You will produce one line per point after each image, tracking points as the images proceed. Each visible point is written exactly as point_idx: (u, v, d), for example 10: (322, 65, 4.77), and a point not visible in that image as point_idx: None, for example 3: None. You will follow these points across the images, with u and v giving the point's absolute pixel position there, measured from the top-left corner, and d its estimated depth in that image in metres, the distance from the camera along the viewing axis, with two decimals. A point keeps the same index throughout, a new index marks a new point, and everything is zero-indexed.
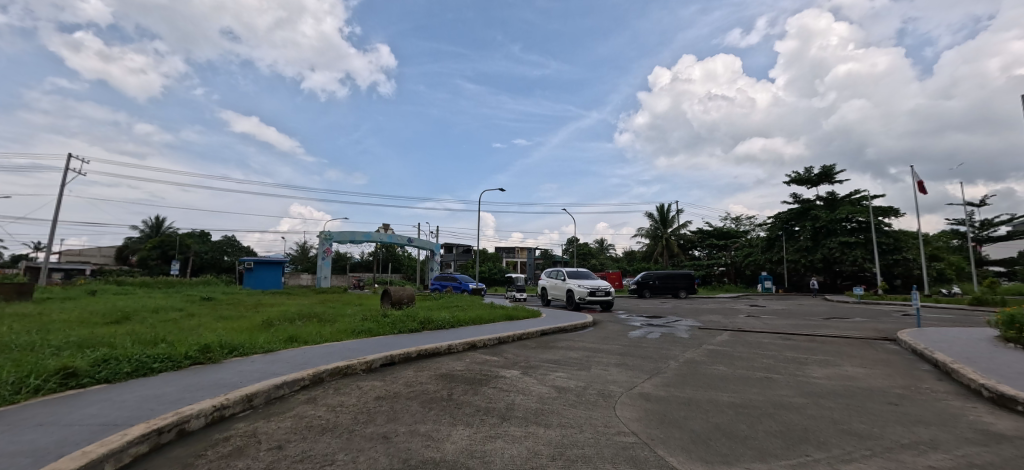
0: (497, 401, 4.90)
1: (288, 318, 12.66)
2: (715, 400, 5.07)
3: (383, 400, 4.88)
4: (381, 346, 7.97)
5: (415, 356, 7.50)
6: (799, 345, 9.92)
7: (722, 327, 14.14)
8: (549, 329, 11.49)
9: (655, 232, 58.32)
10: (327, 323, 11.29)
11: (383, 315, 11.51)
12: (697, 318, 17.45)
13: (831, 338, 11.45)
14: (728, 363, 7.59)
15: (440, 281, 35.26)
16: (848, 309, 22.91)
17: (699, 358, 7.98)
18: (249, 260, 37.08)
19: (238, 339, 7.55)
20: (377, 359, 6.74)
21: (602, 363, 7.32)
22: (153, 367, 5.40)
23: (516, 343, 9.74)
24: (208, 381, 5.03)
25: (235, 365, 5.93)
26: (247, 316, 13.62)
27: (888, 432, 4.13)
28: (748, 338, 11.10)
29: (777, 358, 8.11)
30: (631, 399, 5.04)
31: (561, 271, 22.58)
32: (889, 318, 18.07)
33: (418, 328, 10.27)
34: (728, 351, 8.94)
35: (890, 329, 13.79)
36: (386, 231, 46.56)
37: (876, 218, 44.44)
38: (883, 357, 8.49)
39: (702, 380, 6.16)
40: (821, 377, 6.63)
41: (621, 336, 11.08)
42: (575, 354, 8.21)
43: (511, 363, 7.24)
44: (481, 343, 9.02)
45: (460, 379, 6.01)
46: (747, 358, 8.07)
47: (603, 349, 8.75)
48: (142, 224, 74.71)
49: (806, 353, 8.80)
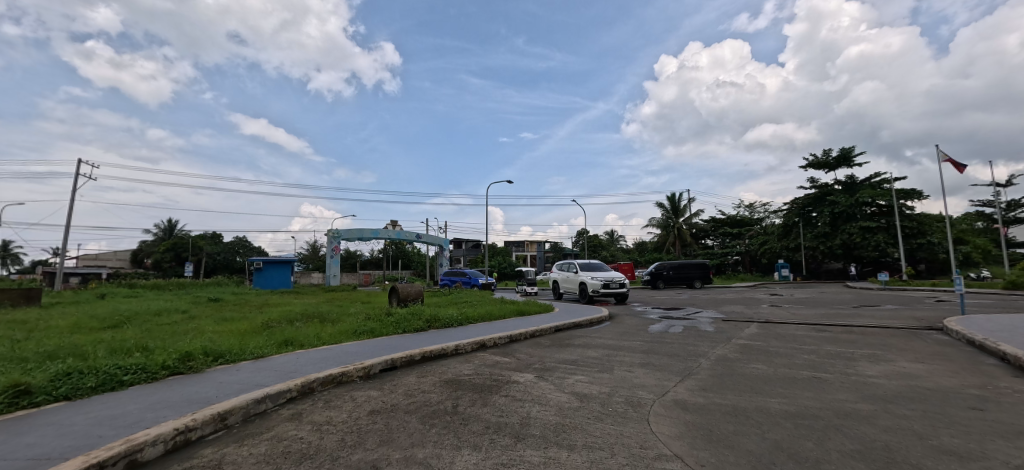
0: (510, 414, 4.20)
1: (290, 319, 12.11)
2: (765, 409, 4.34)
3: (377, 416, 4.22)
4: (382, 348, 7.33)
5: (419, 359, 6.87)
6: (838, 338, 9.08)
7: (747, 318, 13.31)
8: (563, 325, 10.82)
9: (666, 222, 57.15)
10: (329, 323, 10.70)
11: (388, 314, 10.88)
12: (718, 309, 16.60)
13: (870, 329, 10.55)
14: (766, 360, 6.81)
15: (450, 276, 34.75)
16: (876, 297, 21.86)
17: (733, 355, 7.23)
18: (258, 260, 36.92)
19: (225, 345, 6.95)
20: (376, 364, 6.10)
21: (624, 363, 6.59)
22: (123, 379, 4.83)
23: (528, 341, 9.05)
24: (179, 397, 4.41)
25: (218, 375, 5.33)
26: (247, 318, 13.11)
27: (990, 450, 3.35)
28: (779, 330, 10.32)
29: (819, 354, 7.29)
30: (666, 409, 4.32)
31: (574, 263, 21.83)
32: (923, 306, 17.08)
33: (424, 327, 9.64)
34: (762, 347, 8.12)
35: (930, 317, 12.90)
36: (395, 228, 46.15)
37: (898, 202, 42.82)
38: (936, 349, 7.67)
39: (741, 382, 5.40)
40: (878, 376, 5.85)
41: (641, 331, 10.30)
42: (595, 353, 7.48)
43: (525, 365, 6.55)
44: (491, 342, 8.37)
45: (467, 386, 5.34)
46: (786, 354, 7.28)
47: (624, 347, 8.00)
48: (156, 227, 75.72)
49: (849, 347, 7.99)
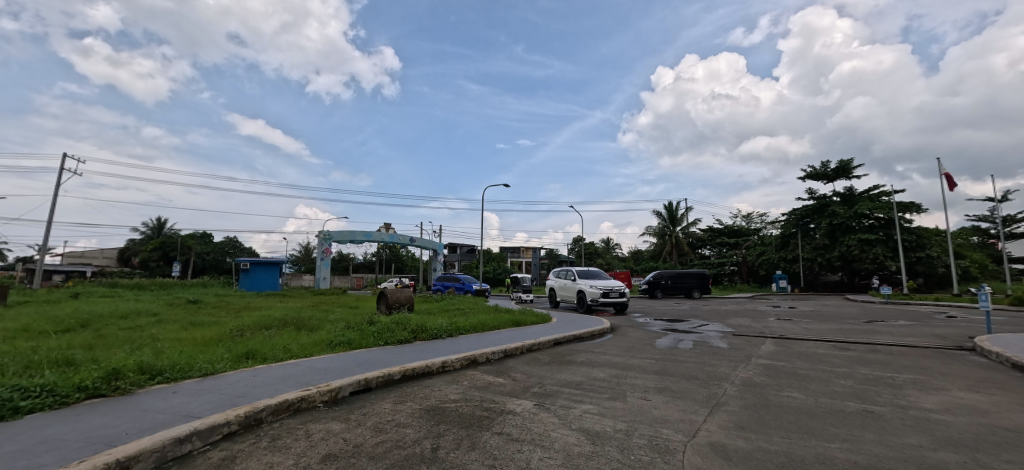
0: (504, 465, 3.24)
1: (264, 326, 11.10)
2: (828, 460, 3.41)
3: (331, 464, 3.23)
4: (357, 364, 6.35)
5: (398, 379, 5.90)
6: (868, 359, 8.22)
7: (757, 333, 12.43)
8: (562, 338, 9.90)
9: (663, 231, 56.47)
10: (305, 332, 9.66)
11: (369, 322, 9.88)
12: (723, 322, 15.76)
13: (896, 347, 9.71)
14: (800, 387, 5.91)
15: (442, 281, 33.73)
16: (884, 311, 21.07)
17: (759, 379, 6.33)
18: (245, 261, 35.69)
19: (169, 358, 5.96)
20: (345, 386, 5.13)
21: (637, 387, 5.66)
22: (17, 406, 3.82)
23: (525, 356, 8.13)
24: (78, 433, 3.42)
25: (145, 402, 4.35)
26: (217, 324, 12.00)
27: None
28: (799, 348, 9.45)
29: (858, 380, 6.39)
30: (704, 459, 3.38)
31: (571, 270, 20.93)
32: (938, 322, 16.28)
33: (409, 338, 8.64)
34: (789, 368, 7.22)
35: (953, 335, 12.10)
36: (388, 231, 44.98)
37: (897, 214, 42.37)
38: (985, 375, 6.81)
39: (782, 418, 4.49)
40: (940, 411, 4.95)
41: (648, 347, 9.38)
42: (601, 373, 6.54)
43: (521, 388, 5.60)
44: (483, 358, 7.41)
45: (452, 417, 4.39)
46: (819, 379, 6.39)
47: (633, 366, 7.07)
48: (145, 225, 74.09)
49: (884, 370, 7.13)
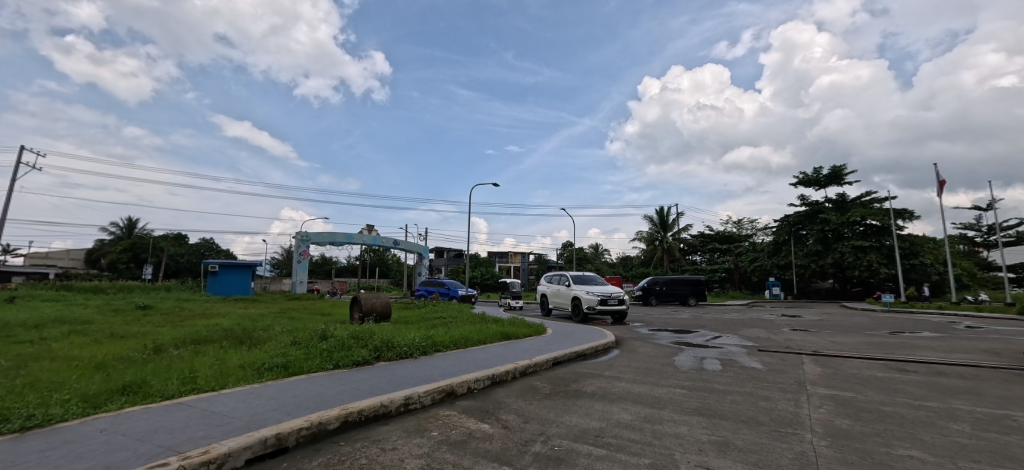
0: None
1: (194, 339, 9.01)
2: None
3: None
4: (275, 403, 4.34)
5: (335, 429, 3.99)
6: (952, 387, 6.51)
7: (784, 347, 10.71)
8: (562, 356, 8.13)
9: (654, 237, 55.21)
10: (239, 350, 7.57)
11: (322, 337, 7.88)
12: (736, 333, 14.10)
13: (962, 369, 8.09)
14: (910, 438, 4.17)
15: (426, 287, 31.67)
16: (900, 322, 19.46)
17: (844, 424, 4.55)
18: (213, 263, 33.12)
19: None
20: (236, 452, 3.22)
21: (687, 443, 3.85)
22: None
23: (517, 384, 6.26)
24: None
25: None
26: (136, 337, 9.71)
27: None
28: (850, 370, 7.74)
29: (979, 427, 4.63)
30: None
31: (565, 275, 19.12)
32: (967, 334, 14.80)
33: (369, 359, 6.67)
34: (865, 403, 5.48)
35: (1004, 351, 10.59)
36: (371, 234, 42.60)
37: (892, 221, 41.56)
38: None
39: None
40: None
41: (669, 368, 7.61)
42: (626, 415, 4.70)
43: (516, 446, 3.74)
44: (461, 389, 5.52)
45: None
46: (928, 425, 4.62)
47: (666, 402, 5.26)
48: (115, 226, 70.51)
49: (989, 406, 5.45)
